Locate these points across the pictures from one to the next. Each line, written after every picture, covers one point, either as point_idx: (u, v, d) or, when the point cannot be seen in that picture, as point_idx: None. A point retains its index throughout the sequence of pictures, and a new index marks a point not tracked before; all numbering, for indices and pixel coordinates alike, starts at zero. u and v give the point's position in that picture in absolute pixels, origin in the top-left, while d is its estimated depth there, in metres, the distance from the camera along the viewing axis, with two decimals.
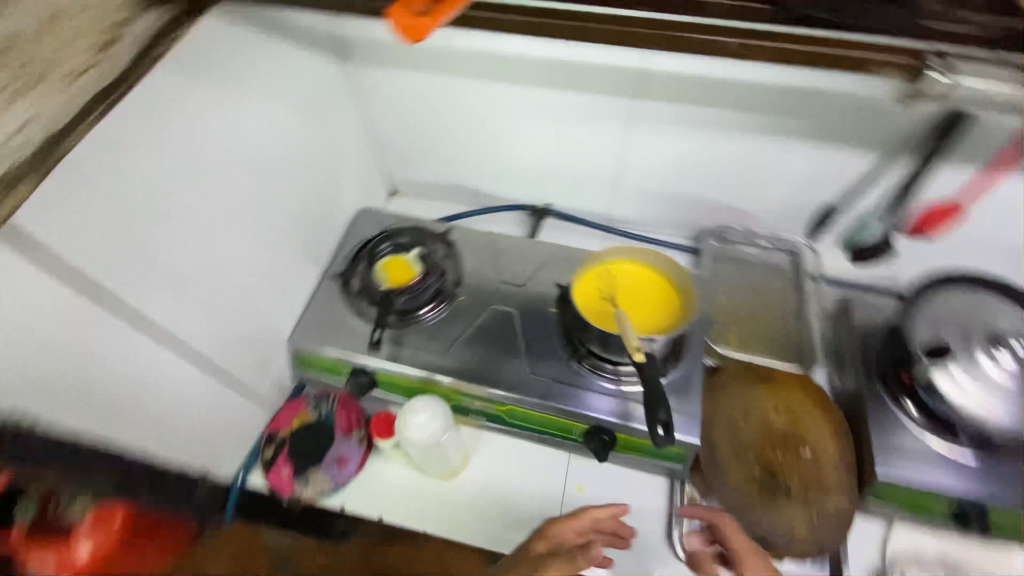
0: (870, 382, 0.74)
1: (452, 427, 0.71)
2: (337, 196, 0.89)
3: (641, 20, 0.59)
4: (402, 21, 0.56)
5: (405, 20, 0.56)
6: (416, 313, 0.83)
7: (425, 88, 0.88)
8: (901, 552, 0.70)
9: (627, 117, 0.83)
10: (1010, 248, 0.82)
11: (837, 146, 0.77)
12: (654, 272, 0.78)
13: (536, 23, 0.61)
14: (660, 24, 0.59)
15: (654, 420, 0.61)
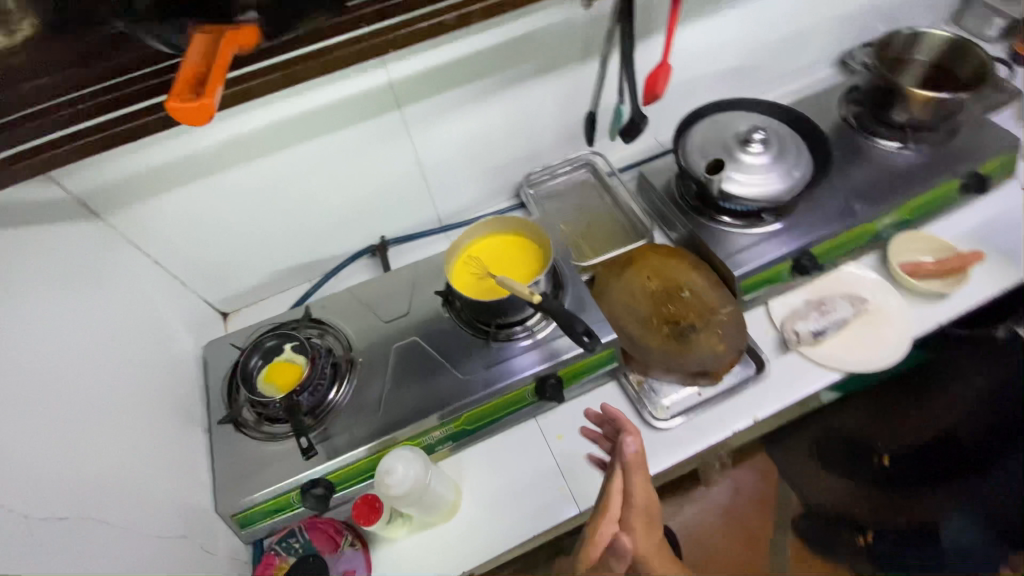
0: (692, 218, 0.92)
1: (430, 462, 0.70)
2: (171, 349, 0.80)
3: (366, 35, 0.63)
4: (182, 107, 0.47)
5: (181, 107, 0.47)
6: (327, 399, 0.79)
7: (201, 199, 0.83)
8: (783, 316, 0.89)
9: (401, 126, 0.88)
10: (711, 79, 1.06)
11: (567, 66, 0.91)
12: (504, 235, 0.87)
13: (277, 80, 0.61)
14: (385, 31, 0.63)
15: (577, 333, 0.70)
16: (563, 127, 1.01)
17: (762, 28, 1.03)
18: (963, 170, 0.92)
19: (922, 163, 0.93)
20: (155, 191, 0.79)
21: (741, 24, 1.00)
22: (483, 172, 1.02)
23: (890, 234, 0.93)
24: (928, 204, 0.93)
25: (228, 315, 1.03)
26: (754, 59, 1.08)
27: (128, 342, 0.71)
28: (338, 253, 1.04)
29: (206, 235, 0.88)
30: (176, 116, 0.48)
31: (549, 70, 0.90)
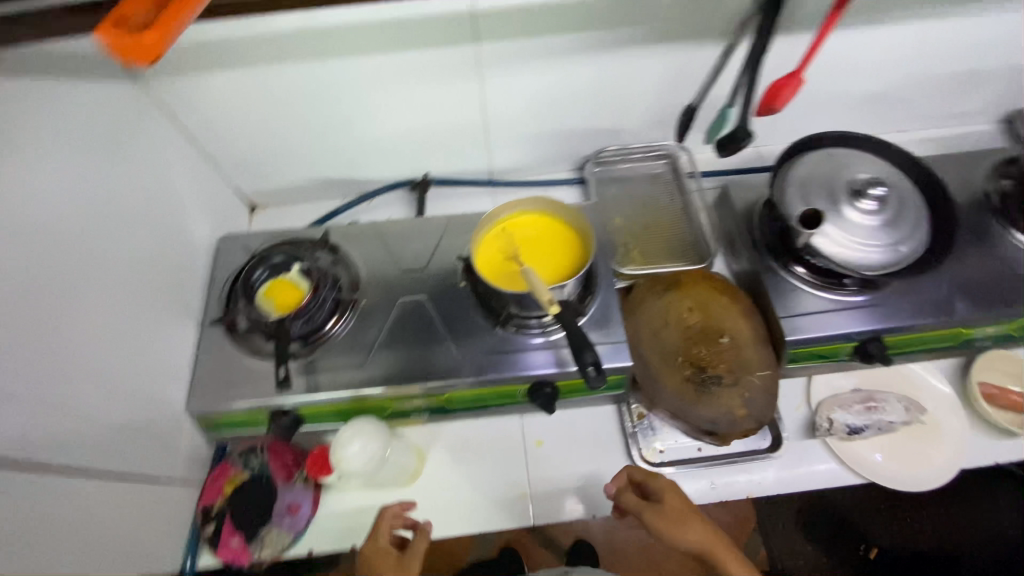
0: (762, 258, 0.80)
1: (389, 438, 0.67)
2: (183, 234, 0.79)
3: None
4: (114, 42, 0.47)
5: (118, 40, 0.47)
6: (321, 332, 0.76)
7: (247, 87, 0.77)
8: (824, 398, 0.79)
9: (474, 66, 0.77)
10: (843, 100, 0.91)
11: (680, 46, 0.77)
12: (549, 216, 0.78)
13: None
14: None
15: (583, 364, 0.60)
16: (654, 112, 0.89)
17: (929, 55, 0.86)
18: None
19: None
20: (201, 68, 0.73)
21: (905, 45, 0.83)
22: (552, 135, 0.92)
23: (983, 347, 0.79)
24: None
25: (254, 207, 1.00)
26: (903, 88, 0.91)
27: (135, 223, 0.69)
28: (377, 177, 0.97)
29: (247, 126, 0.83)
30: (105, 45, 0.48)
31: (659, 44, 0.76)
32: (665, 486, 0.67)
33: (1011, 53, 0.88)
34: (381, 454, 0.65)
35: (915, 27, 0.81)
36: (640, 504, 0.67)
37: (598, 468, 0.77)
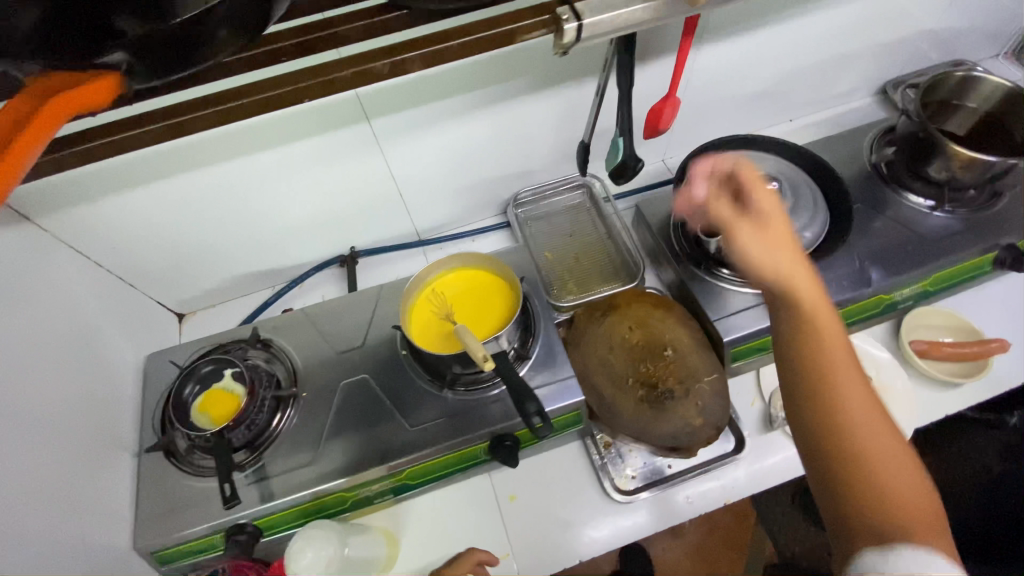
0: (684, 267, 0.83)
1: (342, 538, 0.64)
2: (103, 366, 0.76)
3: (288, 28, 0.41)
4: None
5: None
6: (266, 435, 0.74)
7: (146, 205, 0.76)
8: (774, 387, 0.81)
9: (371, 142, 0.78)
10: (728, 104, 0.97)
11: (563, 87, 0.81)
12: (473, 270, 0.79)
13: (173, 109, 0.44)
14: (305, 30, 0.41)
15: (528, 415, 0.60)
16: (557, 149, 0.92)
17: (794, 50, 0.92)
18: (1004, 242, 0.81)
19: (957, 229, 0.82)
20: (92, 197, 0.72)
21: (771, 46, 0.90)
22: (466, 188, 0.93)
23: (907, 307, 0.83)
24: (953, 278, 0.82)
25: (183, 316, 0.97)
26: (781, 82, 0.98)
27: (46, 368, 0.66)
28: (303, 260, 0.96)
29: (156, 240, 0.82)
30: None
31: (542, 89, 0.80)
32: (757, 227, 0.51)
33: (867, 35, 0.96)
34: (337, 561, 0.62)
35: (775, 29, 0.87)
36: (740, 245, 0.50)
37: (574, 510, 0.76)
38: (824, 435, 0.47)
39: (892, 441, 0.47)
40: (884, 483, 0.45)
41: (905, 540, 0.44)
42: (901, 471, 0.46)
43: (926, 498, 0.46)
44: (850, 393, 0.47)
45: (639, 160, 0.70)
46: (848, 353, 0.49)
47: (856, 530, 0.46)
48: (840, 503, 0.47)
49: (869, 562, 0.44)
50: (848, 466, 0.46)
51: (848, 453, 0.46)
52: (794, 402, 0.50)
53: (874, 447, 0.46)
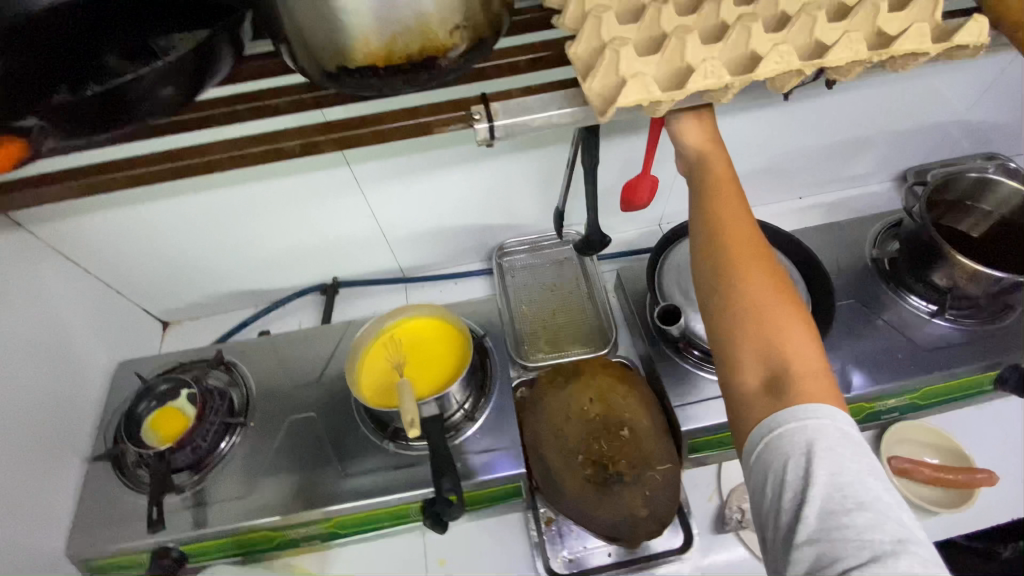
0: (654, 344, 0.79)
1: None
2: (71, 372, 0.78)
3: (221, 100, 0.43)
4: None
5: None
6: (209, 458, 0.75)
7: (134, 222, 0.79)
8: (735, 485, 0.76)
9: (353, 184, 0.79)
10: None
11: (551, 147, 0.80)
12: (436, 320, 0.78)
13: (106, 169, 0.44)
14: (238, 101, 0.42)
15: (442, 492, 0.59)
16: (546, 205, 0.91)
17: (803, 130, 0.89)
18: (1008, 361, 0.74)
19: (958, 341, 0.76)
20: (83, 210, 0.75)
21: (776, 125, 0.86)
22: (451, 233, 0.93)
23: (893, 418, 0.77)
24: (945, 394, 0.76)
25: (167, 324, 0.99)
26: (789, 160, 0.94)
27: (9, 372, 0.68)
28: (285, 285, 0.97)
29: (143, 254, 0.85)
30: None
31: (529, 148, 0.79)
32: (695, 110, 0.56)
33: (886, 121, 0.91)
34: None
35: (782, 108, 0.84)
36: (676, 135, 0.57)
37: None
38: (720, 298, 0.50)
39: (785, 305, 0.49)
40: (772, 336, 0.47)
41: (791, 393, 0.45)
42: (794, 336, 0.47)
43: (815, 357, 0.47)
44: (743, 257, 0.51)
45: (604, 237, 0.70)
46: (750, 224, 0.53)
47: (746, 390, 0.47)
48: (732, 359, 0.49)
49: (759, 428, 0.46)
50: (742, 321, 0.49)
51: (740, 316, 0.49)
52: (697, 277, 0.53)
53: (766, 307, 0.48)
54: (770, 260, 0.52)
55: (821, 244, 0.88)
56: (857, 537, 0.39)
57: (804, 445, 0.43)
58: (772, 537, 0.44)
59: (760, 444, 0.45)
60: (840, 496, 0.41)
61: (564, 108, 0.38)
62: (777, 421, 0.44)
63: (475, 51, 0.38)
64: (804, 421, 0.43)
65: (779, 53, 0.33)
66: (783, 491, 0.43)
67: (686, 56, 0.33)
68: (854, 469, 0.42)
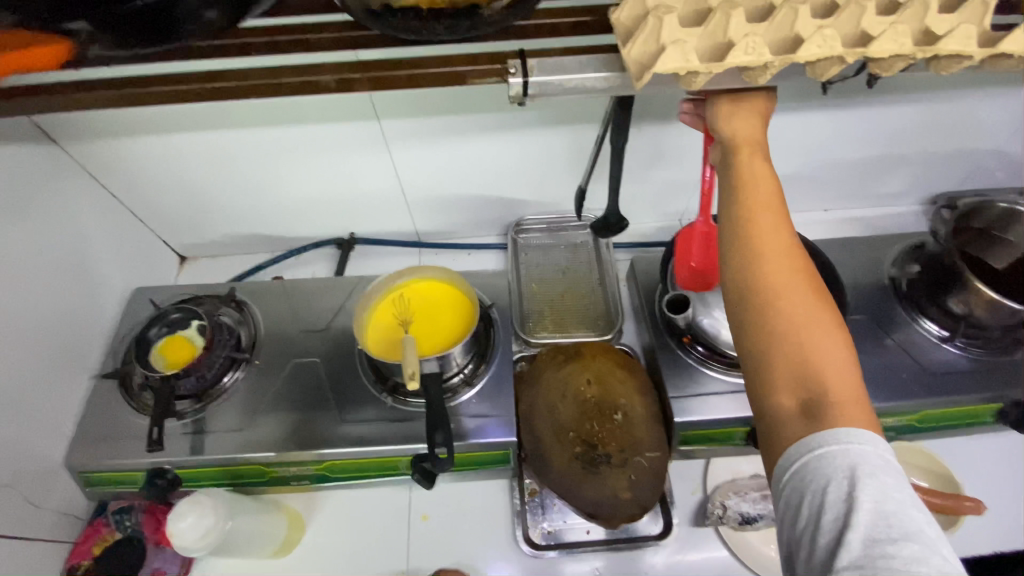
0: (660, 335, 0.80)
1: (229, 515, 0.65)
2: (88, 289, 0.81)
3: (262, 30, 0.43)
4: None
5: None
6: (213, 389, 0.77)
7: (164, 152, 0.81)
8: (721, 483, 0.76)
9: (380, 139, 0.80)
10: None
11: (580, 126, 0.80)
12: (445, 284, 0.79)
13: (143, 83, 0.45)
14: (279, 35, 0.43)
15: (433, 445, 0.61)
16: (568, 185, 0.91)
17: (837, 140, 0.87)
18: (1013, 395, 0.73)
19: (966, 369, 0.75)
20: (117, 134, 0.77)
21: (809, 132, 0.85)
22: (470, 202, 0.93)
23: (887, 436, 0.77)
24: (944, 420, 0.76)
25: (184, 259, 1.02)
26: (818, 170, 0.92)
27: (30, 281, 0.71)
28: (303, 235, 0.98)
29: (170, 186, 0.86)
30: None
31: (557, 125, 0.79)
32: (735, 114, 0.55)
33: (923, 142, 0.89)
34: (216, 531, 0.63)
35: (819, 114, 0.83)
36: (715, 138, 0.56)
37: (480, 548, 0.74)
38: (755, 315, 0.50)
39: (823, 326, 0.48)
40: (809, 358, 0.47)
41: (827, 417, 0.44)
42: (832, 359, 0.47)
43: (854, 383, 0.47)
44: (779, 272, 0.50)
45: (621, 219, 0.71)
46: (790, 239, 0.52)
47: (780, 411, 0.47)
48: (768, 379, 0.48)
49: (792, 449, 0.45)
50: (779, 341, 0.48)
51: (776, 334, 0.48)
52: (730, 290, 0.53)
53: (803, 328, 0.48)
54: (807, 276, 0.51)
55: (839, 257, 0.87)
56: (904, 569, 0.37)
57: (848, 468, 0.42)
58: (805, 561, 0.42)
59: (799, 464, 0.44)
60: (886, 525, 0.40)
61: (601, 72, 0.38)
62: (815, 445, 0.44)
63: (519, 5, 0.38)
64: (846, 444, 0.43)
65: (823, 37, 0.33)
66: (822, 511, 0.42)
67: (728, 31, 0.33)
68: (899, 498, 0.41)
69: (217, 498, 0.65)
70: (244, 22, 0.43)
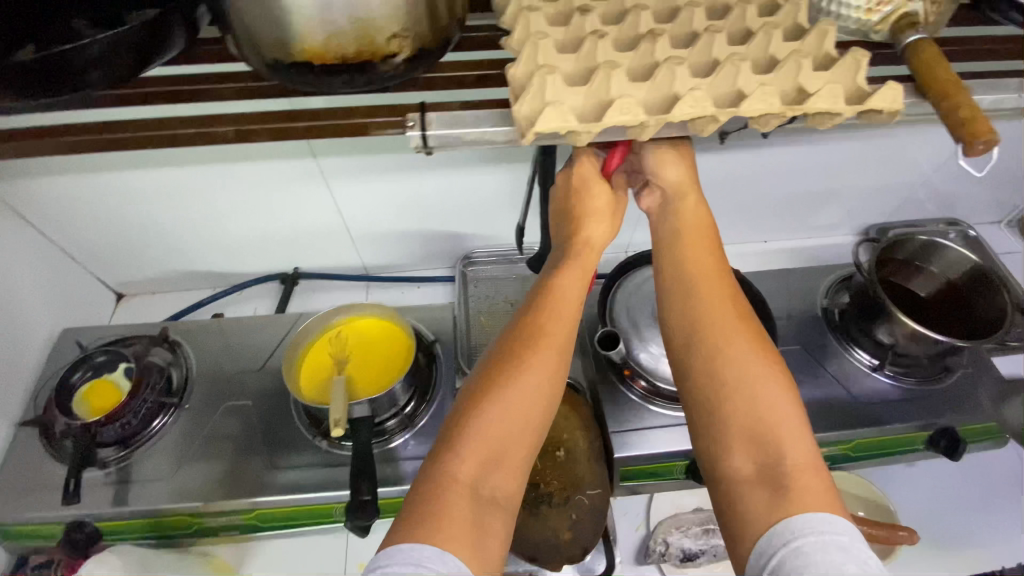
0: (601, 370, 0.80)
1: None
2: (11, 332, 0.77)
3: (167, 84, 0.43)
4: None
5: None
6: (139, 435, 0.73)
7: (95, 191, 0.78)
8: (663, 519, 0.76)
9: (320, 176, 0.80)
10: None
11: (520, 163, 0.81)
12: (384, 321, 0.78)
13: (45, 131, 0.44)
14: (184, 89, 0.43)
15: (356, 497, 0.59)
16: (512, 219, 0.91)
17: (771, 175, 0.90)
18: (942, 423, 0.75)
19: (897, 398, 0.77)
20: (44, 173, 0.75)
21: (744, 168, 0.88)
22: (416, 236, 0.93)
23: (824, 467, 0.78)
24: (878, 449, 0.77)
25: (121, 296, 0.98)
26: (755, 204, 0.95)
27: None
28: (246, 271, 0.96)
29: (103, 224, 0.84)
30: None
31: (497, 161, 0.80)
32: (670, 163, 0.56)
33: (853, 177, 0.93)
34: None
35: (752, 151, 0.86)
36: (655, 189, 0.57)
37: None
38: (706, 371, 0.50)
39: (770, 381, 0.49)
40: (760, 415, 0.48)
41: (786, 487, 0.44)
42: (780, 419, 0.48)
43: (805, 444, 0.47)
44: (723, 325, 0.51)
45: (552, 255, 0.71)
46: (733, 295, 0.54)
47: (738, 476, 0.47)
48: (721, 442, 0.48)
49: (766, 543, 0.43)
50: (728, 400, 0.49)
51: (726, 394, 0.49)
52: (677, 345, 0.53)
53: (750, 386, 0.48)
54: (754, 333, 0.51)
55: (775, 288, 0.90)
56: None
57: (831, 568, 0.39)
58: None
59: (778, 561, 0.41)
60: None
61: (499, 126, 0.38)
62: (790, 538, 0.41)
63: (417, 60, 0.38)
64: (822, 536, 0.41)
65: (695, 97, 0.34)
66: None
67: (610, 91, 0.34)
68: None
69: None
70: (150, 71, 0.43)
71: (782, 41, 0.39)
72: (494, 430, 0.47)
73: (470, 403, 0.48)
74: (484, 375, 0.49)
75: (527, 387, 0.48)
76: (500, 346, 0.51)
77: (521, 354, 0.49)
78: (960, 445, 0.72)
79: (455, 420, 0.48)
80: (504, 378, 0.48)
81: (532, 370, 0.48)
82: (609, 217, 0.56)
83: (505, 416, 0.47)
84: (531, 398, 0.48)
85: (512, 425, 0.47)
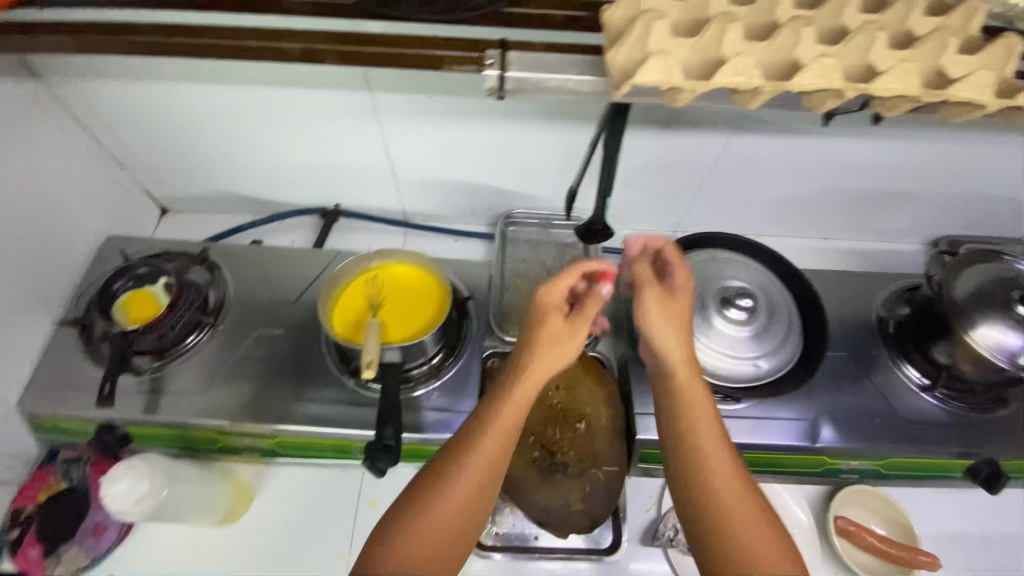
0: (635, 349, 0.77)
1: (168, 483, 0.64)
2: (61, 233, 0.79)
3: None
4: None
5: None
6: (175, 348, 0.75)
7: (147, 102, 0.78)
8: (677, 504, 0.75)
9: (372, 113, 0.77)
10: (756, 204, 0.90)
11: (578, 123, 0.77)
12: (420, 271, 0.77)
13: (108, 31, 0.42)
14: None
15: (380, 439, 0.60)
16: (561, 181, 0.88)
17: (846, 171, 0.84)
18: (986, 453, 0.72)
19: (942, 422, 0.73)
20: (101, 77, 0.74)
21: (817, 159, 0.82)
22: (461, 189, 0.91)
23: (852, 479, 0.75)
24: (912, 468, 0.74)
25: (166, 212, 0.99)
26: (821, 199, 0.89)
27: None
28: (287, 202, 0.96)
29: (154, 136, 0.83)
30: None
31: (555, 119, 0.76)
32: (663, 307, 0.56)
33: (937, 183, 0.86)
34: (149, 500, 0.62)
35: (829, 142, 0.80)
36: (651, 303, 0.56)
37: None
38: (691, 494, 0.49)
39: (752, 499, 0.48)
40: (746, 536, 0.46)
41: None
42: (765, 542, 0.46)
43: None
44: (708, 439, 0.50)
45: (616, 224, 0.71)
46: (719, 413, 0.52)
47: None
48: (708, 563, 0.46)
49: None
50: (713, 520, 0.47)
51: (715, 512, 0.47)
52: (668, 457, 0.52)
53: (735, 507, 0.47)
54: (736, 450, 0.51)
55: (826, 291, 0.85)
56: None
57: None
58: None
59: None
60: None
61: (586, 76, 0.37)
62: None
63: None
64: None
65: (822, 66, 0.34)
66: None
67: (724, 49, 0.34)
68: None
69: (157, 464, 0.65)
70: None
71: (921, 18, 0.37)
72: (412, 558, 0.46)
73: (389, 526, 0.47)
74: (410, 494, 0.49)
75: (454, 506, 0.48)
76: (431, 464, 0.50)
77: (438, 485, 0.48)
78: (1002, 479, 0.69)
79: (378, 540, 0.47)
80: (422, 505, 0.47)
81: (461, 488, 0.48)
82: (562, 351, 0.54)
83: (417, 547, 0.46)
84: (458, 520, 0.48)
85: (427, 555, 0.46)
